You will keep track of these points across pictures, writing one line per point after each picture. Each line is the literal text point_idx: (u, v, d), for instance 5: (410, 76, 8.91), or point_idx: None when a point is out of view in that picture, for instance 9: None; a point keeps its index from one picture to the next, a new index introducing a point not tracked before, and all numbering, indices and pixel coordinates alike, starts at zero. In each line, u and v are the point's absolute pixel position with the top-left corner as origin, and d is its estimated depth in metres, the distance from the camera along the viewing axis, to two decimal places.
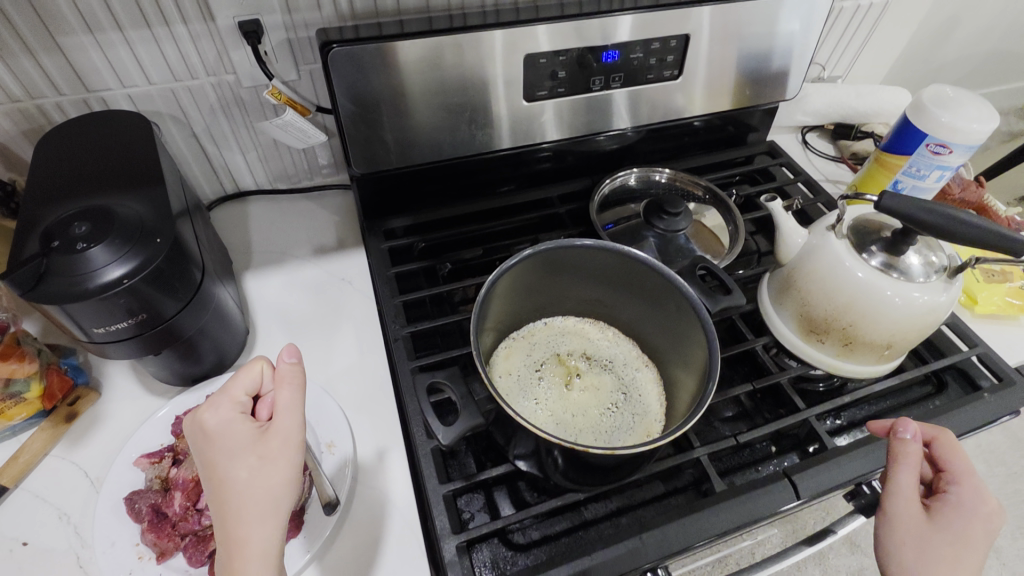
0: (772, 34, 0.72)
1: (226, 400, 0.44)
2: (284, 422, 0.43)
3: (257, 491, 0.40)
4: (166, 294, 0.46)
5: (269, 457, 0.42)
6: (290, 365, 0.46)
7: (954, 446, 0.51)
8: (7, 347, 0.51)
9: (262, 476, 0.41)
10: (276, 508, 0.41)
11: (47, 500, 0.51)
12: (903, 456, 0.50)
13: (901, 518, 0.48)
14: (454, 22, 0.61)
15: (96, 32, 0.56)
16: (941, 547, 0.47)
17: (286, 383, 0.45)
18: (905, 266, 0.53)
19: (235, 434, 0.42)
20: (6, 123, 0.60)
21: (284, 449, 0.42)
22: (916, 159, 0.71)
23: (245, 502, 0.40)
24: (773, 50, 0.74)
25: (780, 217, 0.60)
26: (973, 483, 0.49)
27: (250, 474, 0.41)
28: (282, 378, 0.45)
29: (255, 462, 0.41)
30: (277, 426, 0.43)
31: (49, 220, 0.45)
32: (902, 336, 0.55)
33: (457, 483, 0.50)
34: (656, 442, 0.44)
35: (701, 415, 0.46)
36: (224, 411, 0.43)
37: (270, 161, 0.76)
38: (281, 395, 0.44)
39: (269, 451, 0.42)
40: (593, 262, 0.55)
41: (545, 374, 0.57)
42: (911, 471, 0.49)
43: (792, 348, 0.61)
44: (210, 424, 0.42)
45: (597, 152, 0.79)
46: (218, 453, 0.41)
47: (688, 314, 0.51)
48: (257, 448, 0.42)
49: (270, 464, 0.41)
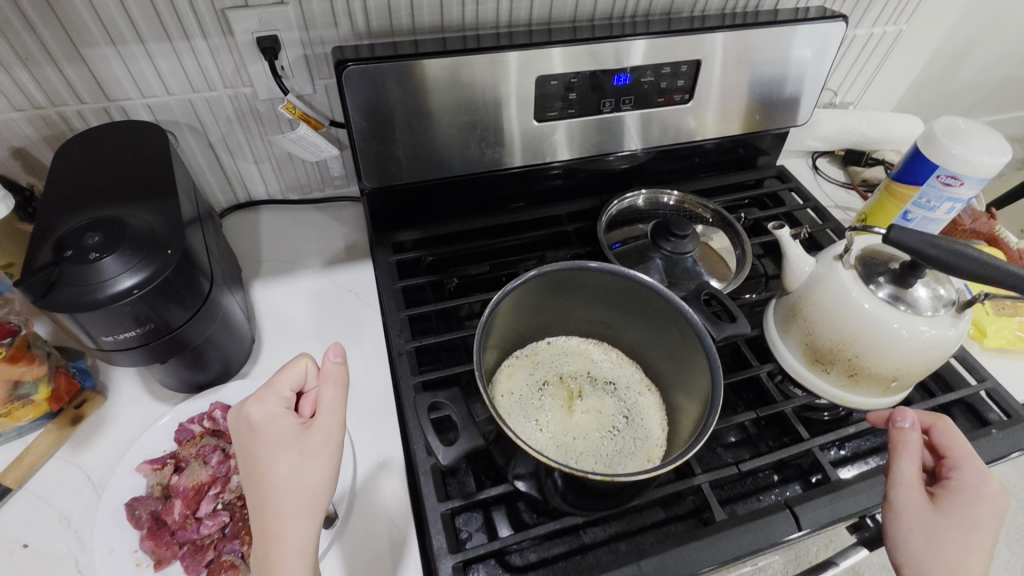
0: (784, 61, 0.73)
1: (272, 394, 0.45)
2: (326, 421, 0.44)
3: (296, 487, 0.41)
4: (174, 305, 0.47)
5: (310, 454, 0.42)
6: (335, 364, 0.46)
7: (952, 433, 0.52)
8: (18, 351, 0.51)
9: (302, 473, 0.42)
10: (314, 506, 0.41)
11: (48, 502, 0.51)
12: (903, 444, 0.49)
13: (907, 507, 0.48)
14: (467, 44, 0.62)
15: (119, 44, 0.58)
16: (948, 535, 0.46)
17: (331, 382, 0.45)
18: (913, 299, 0.53)
19: (278, 428, 0.43)
20: (29, 130, 0.61)
21: (325, 448, 0.43)
22: (927, 190, 0.71)
23: (285, 498, 0.41)
24: (784, 77, 0.75)
25: (788, 244, 0.60)
26: (974, 466, 0.49)
27: (291, 470, 0.42)
28: (327, 376, 0.46)
29: (297, 458, 0.42)
30: (319, 424, 0.44)
31: (63, 229, 0.46)
32: (908, 370, 0.55)
33: (456, 501, 0.50)
34: (656, 470, 0.44)
35: (702, 443, 0.45)
36: (270, 405, 0.44)
37: (283, 171, 0.77)
38: (325, 393, 0.45)
39: (311, 448, 0.43)
40: (599, 284, 0.55)
41: (547, 395, 0.57)
42: (912, 459, 0.49)
43: (798, 376, 0.60)
44: (256, 417, 0.43)
45: (606, 172, 0.79)
46: (262, 447, 0.42)
47: (692, 340, 0.51)
48: (298, 445, 0.42)
49: (310, 461, 0.42)
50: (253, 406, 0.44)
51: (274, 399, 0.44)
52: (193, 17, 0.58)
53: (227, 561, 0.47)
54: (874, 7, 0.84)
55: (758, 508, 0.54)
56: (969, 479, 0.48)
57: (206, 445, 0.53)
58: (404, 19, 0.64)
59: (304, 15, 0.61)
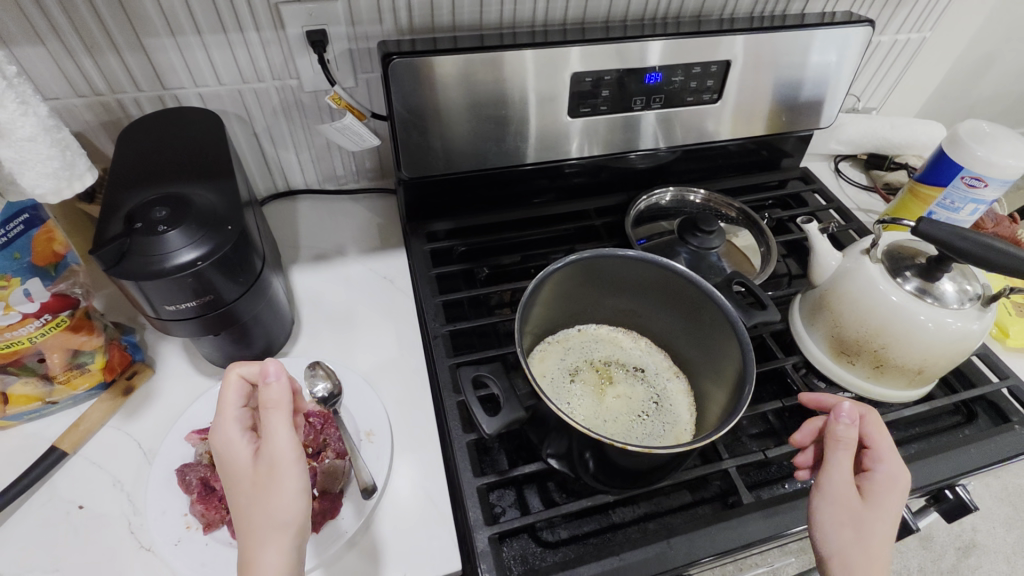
0: (811, 64, 0.75)
1: (227, 422, 0.46)
2: (269, 445, 0.44)
3: (257, 516, 0.42)
4: (230, 279, 0.49)
5: (262, 483, 0.43)
6: (274, 385, 0.45)
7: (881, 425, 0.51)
8: (79, 321, 0.55)
9: (258, 503, 0.42)
10: (277, 528, 0.41)
11: (102, 467, 0.54)
12: (839, 439, 0.48)
13: (839, 502, 0.46)
14: (505, 41, 0.64)
15: (177, 35, 0.61)
16: (876, 530, 0.45)
17: (270, 406, 0.44)
18: (940, 293, 0.55)
19: (234, 459, 0.44)
20: (88, 115, 0.64)
21: (274, 475, 0.43)
22: (951, 192, 0.72)
23: (250, 526, 0.41)
24: (810, 79, 0.76)
25: (816, 239, 0.62)
26: (897, 457, 0.49)
27: (249, 500, 0.43)
28: (267, 399, 0.45)
29: (251, 487, 0.43)
30: (264, 449, 0.44)
31: (130, 204, 0.49)
32: (934, 362, 0.56)
33: (491, 476, 0.52)
34: (691, 446, 0.45)
35: (734, 423, 0.47)
36: (224, 434, 0.46)
37: (322, 162, 0.79)
38: (265, 417, 0.44)
39: (262, 479, 0.43)
40: (632, 272, 0.57)
41: (579, 379, 0.59)
42: (847, 454, 0.48)
43: (823, 368, 0.62)
44: (218, 450, 0.45)
45: (634, 169, 0.81)
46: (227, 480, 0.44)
47: (723, 326, 0.53)
48: (253, 476, 0.43)
49: (265, 490, 0.42)
50: (217, 436, 0.46)
51: (233, 423, 0.46)
52: (248, 11, 0.61)
53: None
54: (899, 13, 0.86)
55: (783, 494, 0.55)
56: (894, 469, 0.48)
57: None
58: (445, 16, 0.67)
59: (351, 11, 0.64)
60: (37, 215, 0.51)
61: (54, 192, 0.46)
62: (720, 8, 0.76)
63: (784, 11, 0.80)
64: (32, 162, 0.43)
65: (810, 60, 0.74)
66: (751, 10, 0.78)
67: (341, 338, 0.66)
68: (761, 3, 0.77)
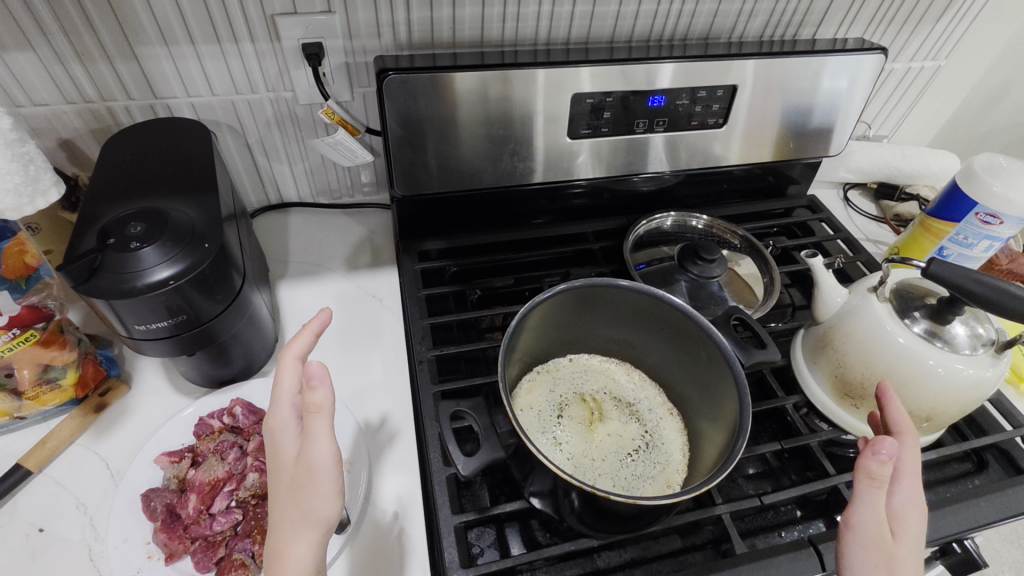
0: (821, 90, 0.72)
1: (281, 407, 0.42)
2: (312, 450, 0.39)
3: (294, 510, 0.39)
4: (206, 298, 0.47)
5: (301, 482, 0.39)
6: (316, 390, 0.39)
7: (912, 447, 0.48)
8: (51, 335, 0.53)
9: (297, 499, 0.39)
10: (313, 526, 0.39)
11: (67, 488, 0.51)
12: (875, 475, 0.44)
13: (872, 541, 0.43)
14: (505, 59, 0.63)
15: (170, 44, 0.59)
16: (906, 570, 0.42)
17: (314, 411, 0.39)
18: (950, 336, 0.52)
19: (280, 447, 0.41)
20: (77, 122, 0.63)
21: (312, 478, 0.39)
22: (964, 227, 0.69)
23: (283, 518, 0.39)
24: (819, 106, 0.74)
25: (820, 273, 0.59)
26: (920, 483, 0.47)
27: (287, 493, 0.40)
28: (312, 403, 0.39)
29: (290, 481, 0.40)
30: (308, 451, 0.39)
31: (107, 218, 0.47)
32: (943, 409, 0.53)
33: (470, 514, 0.49)
34: (682, 496, 0.43)
35: (728, 471, 0.44)
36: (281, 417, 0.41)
37: (316, 175, 0.78)
38: (308, 420, 0.40)
39: (300, 477, 0.40)
40: (626, 302, 0.55)
41: (567, 413, 0.56)
42: (880, 490, 0.44)
43: (825, 410, 0.59)
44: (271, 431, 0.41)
45: (635, 192, 0.79)
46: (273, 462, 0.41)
47: (719, 364, 0.50)
48: (292, 471, 0.40)
49: (304, 488, 0.39)
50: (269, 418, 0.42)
51: (286, 410, 0.42)
52: (243, 22, 0.60)
53: (238, 560, 0.47)
54: (913, 41, 0.84)
55: (779, 544, 0.53)
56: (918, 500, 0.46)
57: (224, 441, 0.53)
58: (445, 32, 0.66)
59: (349, 24, 0.62)
60: (7, 227, 0.49)
61: (16, 208, 0.44)
62: (729, 31, 0.75)
63: (794, 36, 0.78)
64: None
65: (820, 86, 0.72)
66: (760, 34, 0.76)
67: (325, 357, 0.64)
68: (770, 28, 0.75)
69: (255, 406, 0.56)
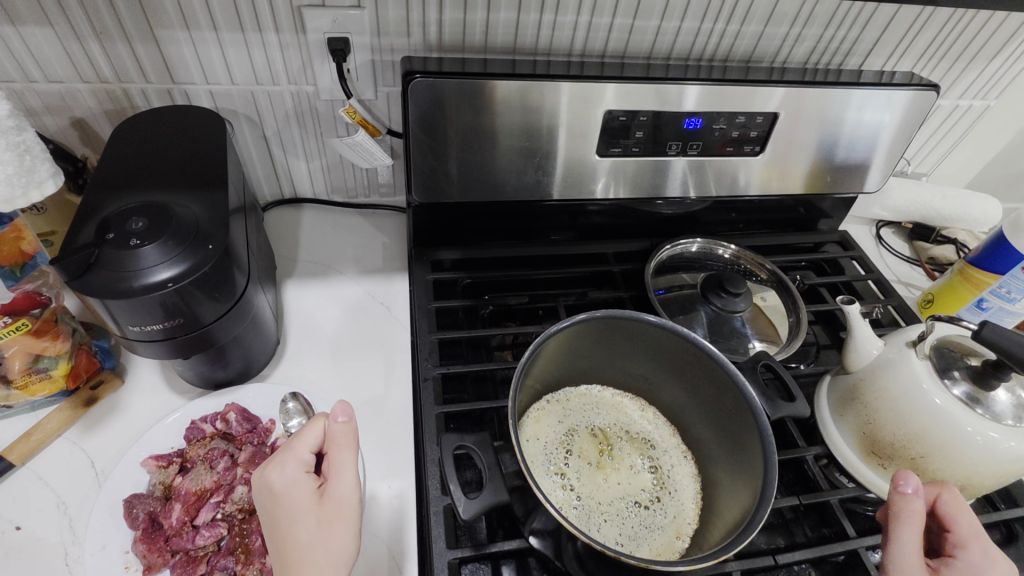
0: (849, 123, 0.69)
1: (291, 457, 0.42)
2: (341, 485, 0.41)
3: (318, 555, 0.39)
4: (206, 301, 0.45)
5: (329, 521, 0.40)
6: (342, 424, 0.42)
7: (957, 504, 0.46)
8: (45, 324, 0.50)
9: (321, 542, 0.39)
10: (336, 570, 0.39)
11: (48, 485, 0.49)
12: (906, 513, 0.44)
13: None
14: (538, 69, 0.60)
15: (192, 30, 0.57)
16: None
17: (338, 443, 0.42)
18: (992, 402, 0.48)
19: (300, 495, 0.40)
20: (92, 102, 0.61)
21: (340, 513, 0.40)
22: (1008, 279, 0.66)
23: (307, 564, 0.38)
24: (847, 141, 0.71)
25: (854, 321, 0.55)
26: (982, 542, 0.45)
27: (310, 538, 0.39)
28: (331, 435, 0.42)
29: (314, 525, 0.39)
30: (335, 489, 0.41)
31: (109, 209, 0.45)
32: (978, 479, 0.49)
33: (466, 550, 0.47)
34: (698, 564, 0.39)
35: (750, 537, 0.41)
36: (291, 470, 0.41)
37: (333, 173, 0.75)
38: (332, 455, 0.41)
39: (325, 515, 0.40)
40: (647, 337, 0.52)
41: (575, 448, 0.53)
42: (914, 535, 0.44)
43: (849, 466, 0.55)
44: (276, 484, 0.40)
45: (662, 214, 0.76)
46: (283, 515, 0.39)
47: (744, 415, 0.47)
48: (317, 513, 0.40)
49: (329, 527, 0.40)
50: (269, 470, 0.41)
51: (290, 463, 0.41)
52: (269, 11, 0.57)
53: None
54: (965, 78, 0.80)
55: None
56: (977, 560, 0.44)
57: (214, 449, 0.51)
58: (478, 36, 0.63)
59: (378, 21, 0.60)
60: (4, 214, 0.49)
61: (6, 201, 0.41)
62: (773, 55, 0.71)
63: (839, 65, 0.74)
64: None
65: (850, 120, 0.68)
66: (805, 60, 0.73)
67: (326, 365, 0.61)
68: (816, 54, 0.72)
69: (249, 413, 0.54)
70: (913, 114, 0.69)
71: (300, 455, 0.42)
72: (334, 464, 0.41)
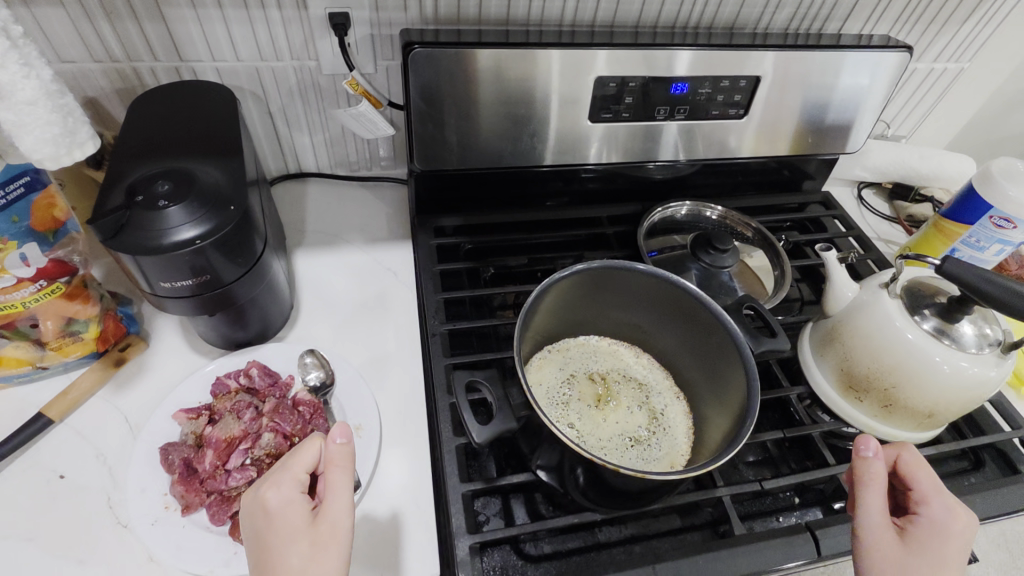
0: (840, 88, 0.72)
1: (288, 477, 0.43)
2: (335, 506, 0.43)
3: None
4: (228, 260, 0.48)
5: (322, 543, 0.41)
6: (339, 445, 0.45)
7: (917, 463, 0.50)
8: (75, 289, 0.54)
9: (312, 564, 0.40)
10: None
11: (86, 438, 0.53)
12: (868, 476, 0.47)
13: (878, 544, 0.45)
14: (529, 38, 0.63)
15: (199, 7, 0.60)
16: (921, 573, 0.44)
17: (335, 464, 0.44)
18: (958, 334, 0.53)
19: (295, 516, 0.42)
20: (103, 81, 0.64)
21: (333, 536, 0.42)
22: (977, 230, 0.70)
23: None
24: (838, 105, 0.74)
25: (832, 267, 0.59)
26: (942, 495, 0.47)
27: (302, 560, 0.40)
28: (328, 457, 0.45)
29: (307, 547, 0.41)
30: (330, 511, 0.42)
31: (135, 175, 0.48)
32: (946, 406, 0.54)
33: (478, 483, 0.51)
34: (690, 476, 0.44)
35: (734, 454, 0.45)
36: (286, 490, 0.43)
37: (336, 147, 0.78)
38: (330, 476, 0.44)
39: (318, 536, 0.41)
40: (638, 286, 0.55)
41: (575, 391, 0.57)
42: (874, 495, 0.47)
43: (829, 402, 0.60)
44: (270, 503, 0.42)
45: (653, 178, 0.79)
46: (275, 535, 0.41)
47: (729, 351, 0.51)
48: (310, 534, 0.41)
49: (321, 547, 0.41)
50: (264, 490, 0.42)
51: (284, 483, 0.43)
52: None
53: None
54: (939, 41, 0.84)
55: (776, 527, 0.54)
56: (939, 513, 0.47)
57: (240, 401, 0.54)
58: (472, 7, 0.65)
59: None
60: (38, 179, 0.49)
61: (52, 158, 0.44)
62: (755, 21, 0.75)
63: (819, 30, 0.78)
64: (30, 126, 0.41)
65: (840, 85, 0.72)
66: (786, 26, 0.76)
67: (339, 326, 0.65)
68: (796, 20, 0.75)
69: (270, 370, 0.57)
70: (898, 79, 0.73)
71: (295, 475, 0.44)
72: (330, 484, 0.43)
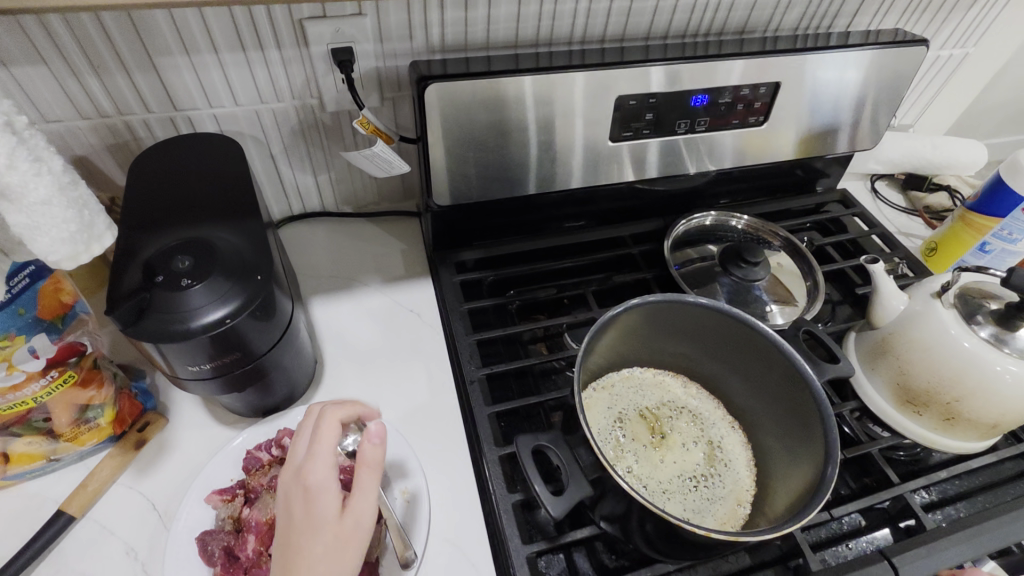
0: (821, 83, 0.68)
1: (326, 463, 0.43)
2: (363, 504, 0.42)
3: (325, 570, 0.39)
4: (258, 334, 0.45)
5: (344, 538, 0.41)
6: (374, 446, 0.43)
7: None
8: (88, 373, 0.50)
9: (331, 556, 0.40)
10: None
11: (113, 532, 0.49)
12: None
13: None
14: (542, 61, 0.60)
15: (192, 54, 0.56)
16: None
17: (368, 464, 0.43)
18: (1016, 339, 0.50)
19: (327, 503, 0.41)
20: (93, 138, 0.59)
21: (357, 533, 0.41)
22: (1009, 222, 0.69)
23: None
24: (822, 101, 0.70)
25: (879, 278, 0.58)
26: None
27: (325, 550, 0.40)
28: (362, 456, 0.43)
29: (331, 538, 0.40)
30: (357, 506, 0.42)
31: (149, 250, 0.44)
32: (1011, 417, 0.52)
33: (541, 543, 0.48)
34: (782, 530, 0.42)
35: (826, 499, 0.43)
36: (323, 475, 0.42)
37: (342, 183, 0.74)
38: (361, 473, 0.42)
39: (342, 530, 0.41)
40: (690, 317, 0.53)
41: (629, 432, 0.54)
42: None
43: (886, 417, 0.58)
44: (309, 484, 0.41)
45: (673, 191, 0.77)
46: (305, 519, 0.40)
47: (793, 381, 0.50)
48: (335, 527, 0.41)
49: (340, 542, 0.40)
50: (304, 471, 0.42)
51: (324, 469, 0.42)
52: (269, 28, 0.56)
53: None
54: (945, 29, 0.83)
55: (850, 556, 0.52)
56: None
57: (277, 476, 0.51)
58: (479, 32, 0.62)
59: (380, 27, 0.59)
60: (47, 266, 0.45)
61: (70, 258, 0.38)
62: (765, 24, 0.72)
63: (828, 28, 0.76)
64: (47, 228, 0.36)
65: (817, 79, 0.67)
66: (795, 26, 0.74)
67: (368, 378, 0.61)
68: (806, 19, 0.73)
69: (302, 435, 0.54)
70: (882, 65, 0.69)
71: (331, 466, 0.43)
72: (360, 482, 0.42)
